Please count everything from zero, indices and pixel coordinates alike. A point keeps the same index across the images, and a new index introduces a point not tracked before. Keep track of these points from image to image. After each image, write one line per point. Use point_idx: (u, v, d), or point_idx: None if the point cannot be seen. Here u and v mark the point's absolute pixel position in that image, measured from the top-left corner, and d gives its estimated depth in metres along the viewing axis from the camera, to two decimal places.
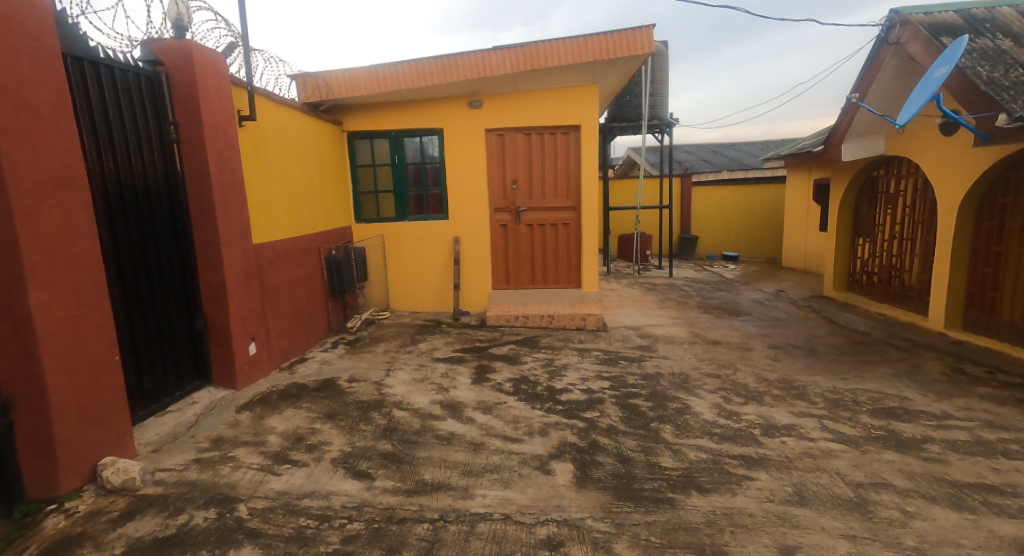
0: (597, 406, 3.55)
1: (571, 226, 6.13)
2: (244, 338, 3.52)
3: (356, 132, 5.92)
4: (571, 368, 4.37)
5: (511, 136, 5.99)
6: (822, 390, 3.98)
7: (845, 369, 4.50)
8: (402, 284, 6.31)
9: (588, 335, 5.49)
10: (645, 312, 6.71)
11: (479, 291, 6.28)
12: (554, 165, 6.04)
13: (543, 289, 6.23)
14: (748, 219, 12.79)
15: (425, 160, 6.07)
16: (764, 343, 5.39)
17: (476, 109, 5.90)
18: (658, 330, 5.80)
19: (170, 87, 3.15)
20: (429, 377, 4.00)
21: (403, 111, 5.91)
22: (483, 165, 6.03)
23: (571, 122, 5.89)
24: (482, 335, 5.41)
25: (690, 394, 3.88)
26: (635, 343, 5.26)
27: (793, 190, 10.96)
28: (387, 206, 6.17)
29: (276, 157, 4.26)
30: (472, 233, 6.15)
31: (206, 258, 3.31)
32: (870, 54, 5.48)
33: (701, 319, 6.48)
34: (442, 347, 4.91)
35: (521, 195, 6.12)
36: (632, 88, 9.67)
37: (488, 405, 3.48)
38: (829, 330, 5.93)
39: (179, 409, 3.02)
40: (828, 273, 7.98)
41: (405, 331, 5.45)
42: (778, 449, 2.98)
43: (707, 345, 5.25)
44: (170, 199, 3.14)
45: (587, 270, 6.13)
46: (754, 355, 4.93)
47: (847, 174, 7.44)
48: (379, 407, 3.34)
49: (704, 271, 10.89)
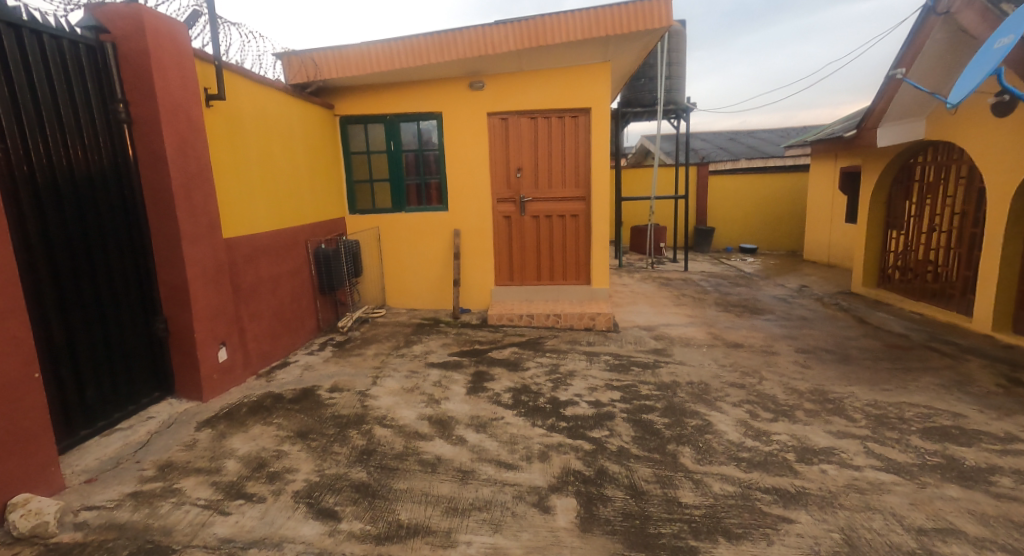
0: (606, 423, 3.15)
1: (580, 218, 5.69)
2: (212, 343, 3.17)
3: (349, 116, 5.53)
4: (578, 376, 3.97)
5: (515, 121, 5.55)
6: (861, 405, 3.54)
7: (885, 378, 4.04)
8: (399, 279, 5.92)
9: (597, 337, 5.07)
10: (659, 310, 6.28)
11: (481, 286, 5.87)
12: (562, 152, 5.59)
13: (550, 286, 5.81)
14: (768, 210, 12.24)
15: (424, 147, 5.67)
16: (790, 347, 4.93)
17: (478, 91, 5.46)
18: (673, 330, 5.37)
19: (119, 59, 2.76)
20: (419, 386, 3.62)
21: (400, 93, 5.49)
22: (486, 152, 5.60)
23: (581, 105, 5.43)
24: (482, 336, 5.02)
25: (712, 408, 3.47)
26: (649, 346, 4.84)
27: (818, 180, 10.38)
28: (383, 196, 5.79)
29: (253, 141, 3.87)
30: (473, 226, 5.74)
31: (165, 255, 2.94)
32: (915, 25, 4.92)
33: (720, 318, 6.04)
34: (439, 350, 4.53)
35: (526, 184, 5.68)
36: (647, 71, 9.15)
37: (483, 422, 3.10)
38: (861, 332, 5.45)
39: (129, 427, 2.67)
40: (857, 269, 7.43)
41: (400, 331, 5.08)
42: (820, 482, 2.55)
43: (728, 349, 4.80)
44: (119, 188, 2.77)
45: (597, 265, 5.70)
46: (781, 361, 4.48)
47: (880, 161, 6.88)
48: (359, 424, 2.96)
49: (721, 265, 10.40)
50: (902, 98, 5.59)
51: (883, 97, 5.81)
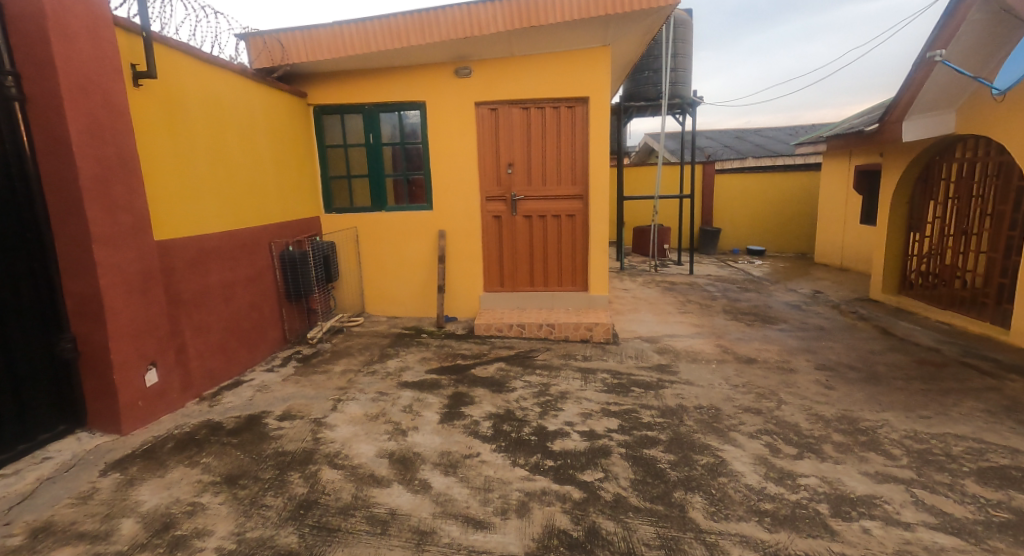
0: (601, 462, 2.66)
1: (577, 219, 5.20)
2: (137, 364, 2.69)
3: (324, 106, 5.08)
4: (571, 400, 3.48)
5: (507, 112, 5.06)
6: (899, 437, 3.04)
7: (921, 403, 3.53)
8: (378, 285, 5.44)
9: (595, 350, 4.57)
10: (663, 319, 5.78)
11: (469, 293, 5.38)
12: (557, 147, 5.10)
13: (544, 293, 5.31)
14: (776, 210, 11.74)
15: (407, 139, 5.19)
16: (809, 363, 4.43)
17: (465, 78, 4.97)
18: (678, 342, 4.87)
19: (8, 24, 2.32)
20: (385, 412, 3.13)
21: (379, 81, 5.01)
22: (474, 145, 5.10)
23: (577, 94, 4.94)
24: (467, 349, 4.53)
25: (725, 440, 2.97)
26: (652, 362, 4.35)
27: (832, 179, 9.86)
28: (362, 193, 5.32)
29: (202, 127, 3.40)
30: (460, 226, 5.25)
31: (73, 261, 2.48)
32: (948, 8, 4.43)
33: (730, 328, 5.53)
34: (416, 366, 4.04)
35: (518, 181, 5.19)
36: (650, 62, 8.65)
37: (455, 460, 2.62)
38: (885, 345, 4.94)
39: (16, 473, 2.25)
40: (875, 273, 6.91)
41: (375, 344, 4.60)
42: (862, 547, 2.07)
43: (740, 366, 4.30)
44: (7, 179, 2.33)
45: (595, 270, 5.20)
46: (800, 381, 3.97)
47: (902, 158, 6.36)
48: (304, 464, 2.48)
49: (728, 268, 9.91)
50: (931, 91, 5.05)
51: (909, 90, 5.24)
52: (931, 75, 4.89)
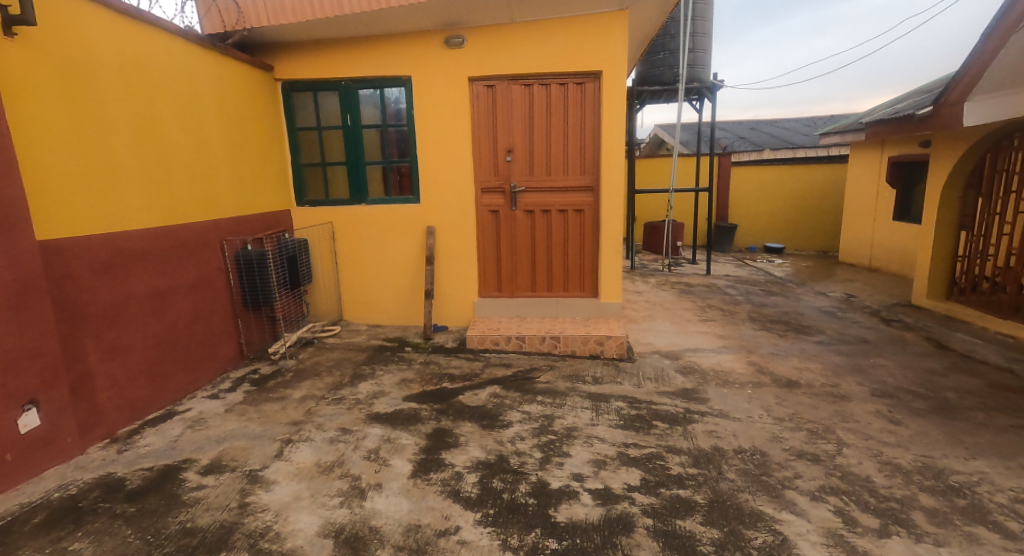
0: (621, 546, 1.99)
1: (586, 214, 4.49)
2: (4, 405, 2.07)
3: (295, 81, 4.41)
4: (579, 441, 2.80)
5: (506, 89, 4.35)
6: (1010, 501, 2.34)
7: (1018, 448, 2.82)
8: (358, 288, 4.76)
9: (607, 370, 3.87)
10: (682, 329, 5.09)
11: (461, 298, 4.69)
12: (564, 130, 4.39)
13: (547, 300, 4.63)
14: (797, 205, 10.99)
15: (390, 122, 4.51)
16: (861, 387, 3.73)
17: (457, 49, 4.26)
18: (703, 359, 4.18)
19: None
20: (343, 461, 2.46)
21: (358, 52, 4.33)
22: (467, 128, 4.40)
23: (588, 68, 4.22)
24: (456, 367, 3.84)
25: (781, 504, 2.29)
26: (675, 385, 3.66)
27: (861, 171, 9.09)
28: (338, 183, 4.64)
29: (121, 98, 2.75)
30: (451, 222, 4.56)
31: None
32: None
33: (760, 341, 4.82)
34: (394, 391, 3.37)
35: (518, 169, 4.48)
36: (667, 42, 7.89)
37: (425, 540, 1.96)
38: (946, 363, 4.23)
39: None
40: (919, 277, 6.17)
41: (348, 360, 3.92)
42: None
43: (780, 392, 3.59)
44: None
45: (607, 274, 4.49)
46: (858, 414, 3.25)
47: (956, 147, 5.61)
48: (217, 550, 1.84)
49: (747, 268, 9.17)
50: (1001, 67, 4.31)
51: (977, 62, 4.45)
52: (1006, 44, 4.12)
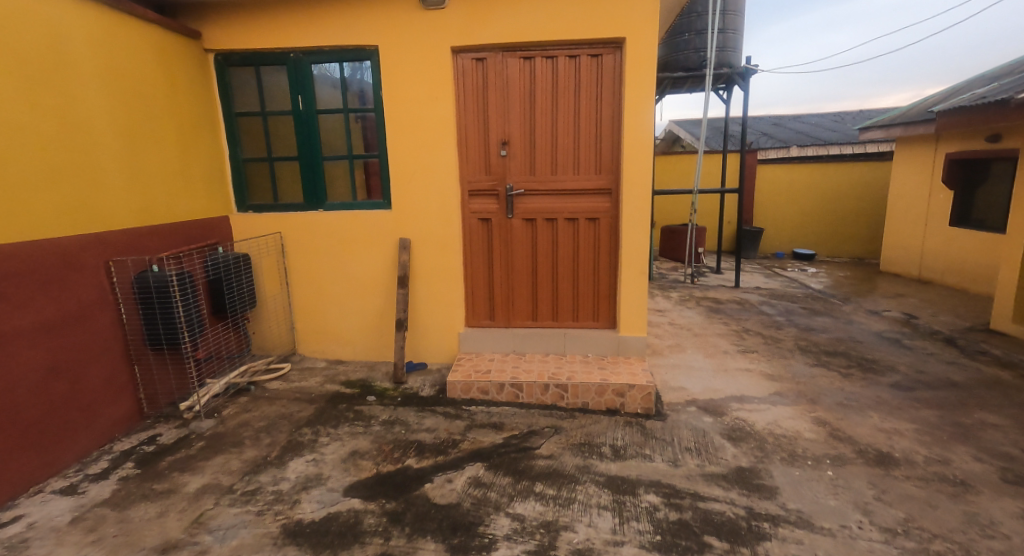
0: None
1: (601, 224, 3.51)
2: None
3: (231, 53, 3.48)
4: None
5: (499, 63, 3.37)
6: None
7: None
8: (315, 316, 3.80)
9: (631, 436, 2.87)
10: (720, 365, 4.08)
11: (444, 329, 3.71)
12: (574, 116, 3.40)
13: (552, 332, 3.65)
14: (829, 206, 9.92)
15: (354, 106, 3.55)
16: (982, 464, 2.71)
17: (436, 10, 3.29)
18: (755, 416, 3.18)
19: None
20: None
21: (310, 16, 3.37)
22: (450, 113, 3.42)
23: (605, 34, 3.22)
24: (427, 430, 2.87)
25: None
26: (725, 462, 2.66)
27: (908, 170, 8.02)
28: (290, 184, 3.69)
29: None
30: (430, 234, 3.59)
31: None
32: None
33: (821, 383, 3.80)
34: (334, 475, 2.40)
35: (515, 166, 3.50)
36: (692, 22, 6.87)
37: None
38: None
39: None
40: (1001, 297, 5.11)
41: (286, 419, 2.95)
42: None
43: (875, 475, 2.57)
44: None
45: (627, 301, 3.50)
46: (1001, 520, 2.24)
47: None
48: None
49: (779, 279, 8.12)
50: None
51: None
52: None
